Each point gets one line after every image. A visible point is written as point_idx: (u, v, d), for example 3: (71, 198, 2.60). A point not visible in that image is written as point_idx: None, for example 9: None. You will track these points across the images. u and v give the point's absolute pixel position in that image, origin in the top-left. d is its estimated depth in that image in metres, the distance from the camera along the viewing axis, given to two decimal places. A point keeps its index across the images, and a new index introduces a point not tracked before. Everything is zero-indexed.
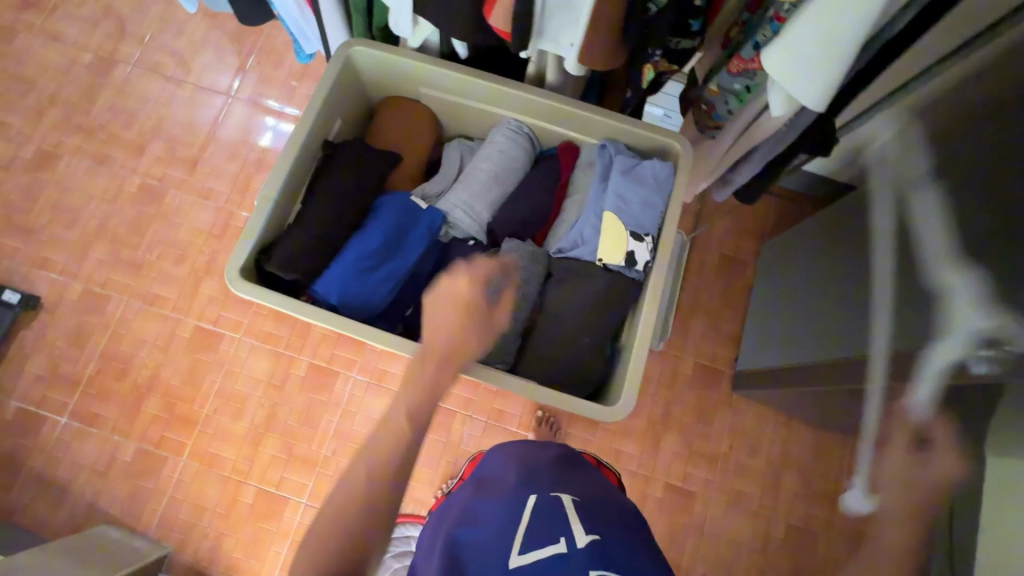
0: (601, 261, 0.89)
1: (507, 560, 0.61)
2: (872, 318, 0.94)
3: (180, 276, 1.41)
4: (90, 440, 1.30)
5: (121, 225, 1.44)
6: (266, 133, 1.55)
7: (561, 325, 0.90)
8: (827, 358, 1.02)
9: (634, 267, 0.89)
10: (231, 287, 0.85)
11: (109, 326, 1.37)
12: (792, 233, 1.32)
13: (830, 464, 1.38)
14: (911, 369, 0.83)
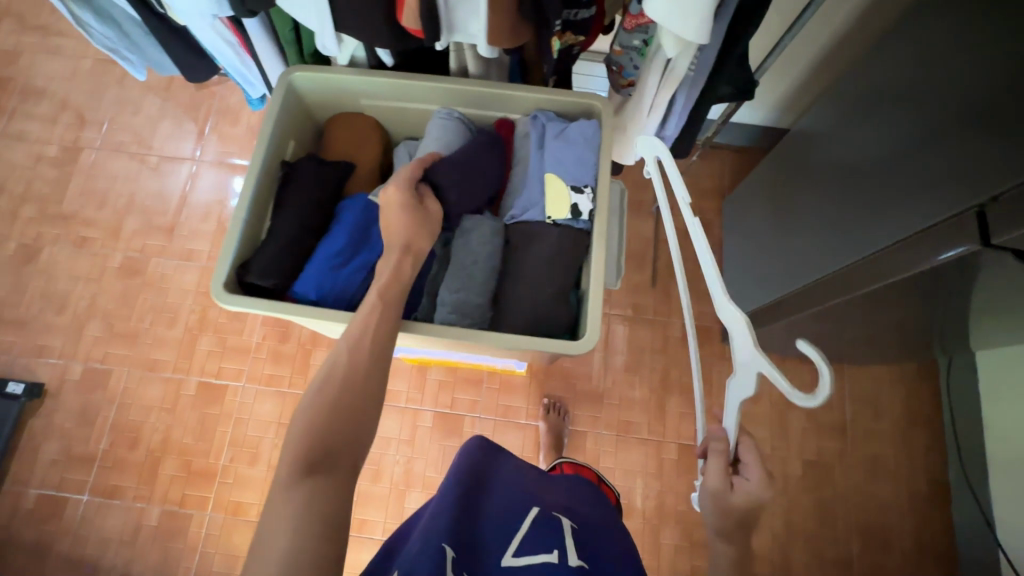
0: (550, 218, 0.86)
1: (501, 558, 0.64)
2: (863, 218, 0.96)
3: (175, 337, 1.46)
4: (114, 511, 1.33)
5: (110, 300, 1.49)
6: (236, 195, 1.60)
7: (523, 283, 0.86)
8: (826, 272, 1.05)
9: (580, 219, 0.86)
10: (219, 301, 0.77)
11: (115, 399, 1.41)
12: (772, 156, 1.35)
13: (830, 393, 1.42)
14: (904, 255, 0.85)
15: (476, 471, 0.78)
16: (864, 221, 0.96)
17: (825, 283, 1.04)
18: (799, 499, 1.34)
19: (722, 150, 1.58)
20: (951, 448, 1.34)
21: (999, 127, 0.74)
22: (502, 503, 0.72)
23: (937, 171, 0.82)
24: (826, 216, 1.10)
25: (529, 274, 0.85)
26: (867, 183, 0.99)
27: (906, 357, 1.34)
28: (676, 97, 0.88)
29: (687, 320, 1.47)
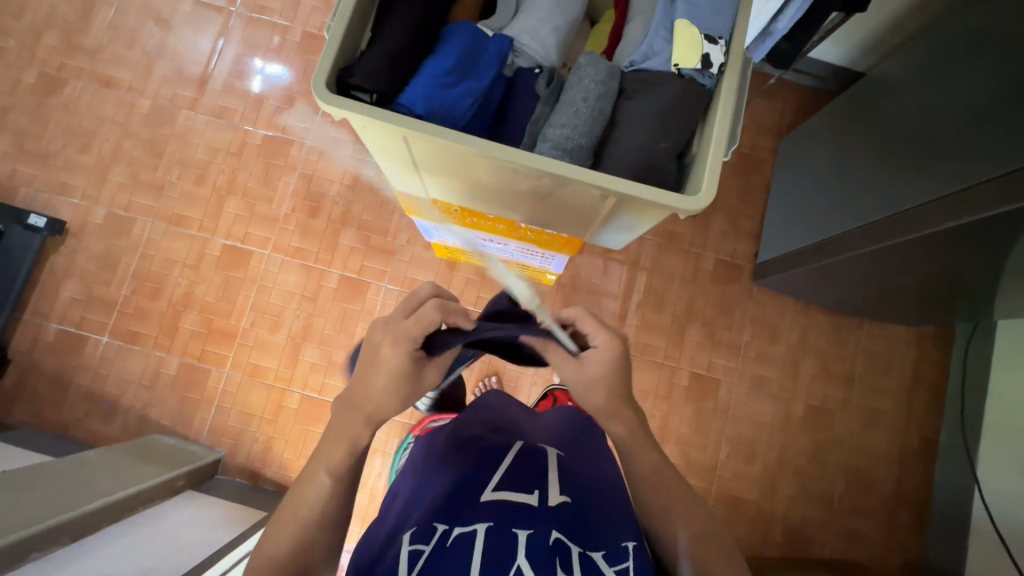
0: (676, 66, 0.68)
1: (480, 494, 0.59)
2: (912, 180, 1.01)
3: (202, 195, 1.42)
4: (134, 356, 1.35)
5: (136, 148, 1.44)
6: (255, 77, 1.48)
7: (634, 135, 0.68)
8: (864, 223, 1.10)
9: (708, 73, 0.68)
10: (320, 98, 0.57)
11: (139, 248, 1.40)
12: (808, 125, 1.39)
13: (845, 347, 1.44)
14: (951, 210, 0.90)
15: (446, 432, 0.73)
16: (910, 177, 1.02)
17: (886, 224, 1.04)
18: (795, 437, 1.40)
19: (788, 85, 1.50)
20: (950, 410, 1.39)
21: None
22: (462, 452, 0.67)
23: (996, 136, 0.88)
24: (893, 155, 1.08)
25: (639, 124, 0.68)
26: (917, 136, 1.04)
27: (925, 320, 1.36)
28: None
29: (721, 256, 1.46)
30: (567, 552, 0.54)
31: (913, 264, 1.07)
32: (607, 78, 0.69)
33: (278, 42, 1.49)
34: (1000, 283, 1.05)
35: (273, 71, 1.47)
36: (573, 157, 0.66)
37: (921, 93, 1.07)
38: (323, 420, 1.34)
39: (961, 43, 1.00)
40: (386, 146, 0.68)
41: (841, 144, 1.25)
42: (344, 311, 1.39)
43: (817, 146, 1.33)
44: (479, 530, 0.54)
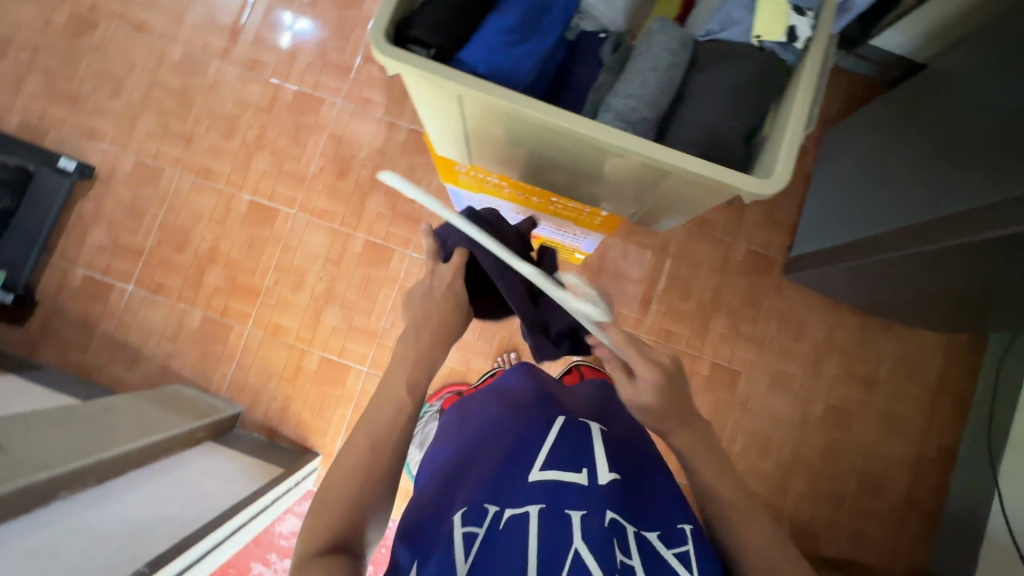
0: (757, 38, 0.65)
1: (527, 474, 0.59)
2: (970, 180, 0.95)
3: (231, 150, 1.41)
4: (158, 307, 1.36)
5: (167, 96, 1.42)
6: (283, 33, 1.44)
7: (704, 109, 0.65)
8: (909, 224, 1.04)
9: (791, 47, 0.64)
10: (379, 50, 0.55)
11: (166, 199, 1.39)
12: (857, 116, 1.32)
13: (873, 349, 1.41)
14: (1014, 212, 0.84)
15: (478, 407, 0.73)
16: (968, 177, 0.96)
17: (932, 225, 0.99)
18: (813, 435, 1.39)
19: (841, 72, 1.43)
20: (976, 420, 1.36)
21: None
22: (502, 426, 0.67)
23: None
24: (949, 151, 1.02)
25: (710, 98, 0.65)
26: (977, 134, 0.98)
27: (960, 327, 1.31)
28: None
29: (753, 246, 1.42)
30: (623, 534, 0.55)
31: (961, 270, 1.02)
32: (679, 47, 0.65)
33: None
34: None
35: (303, 27, 1.44)
36: (637, 129, 0.63)
37: (986, 89, 1.00)
38: (342, 383, 1.35)
39: None
40: (439, 105, 0.66)
41: (889, 138, 1.19)
42: (367, 277, 1.38)
43: (864, 137, 1.27)
44: (531, 511, 0.55)
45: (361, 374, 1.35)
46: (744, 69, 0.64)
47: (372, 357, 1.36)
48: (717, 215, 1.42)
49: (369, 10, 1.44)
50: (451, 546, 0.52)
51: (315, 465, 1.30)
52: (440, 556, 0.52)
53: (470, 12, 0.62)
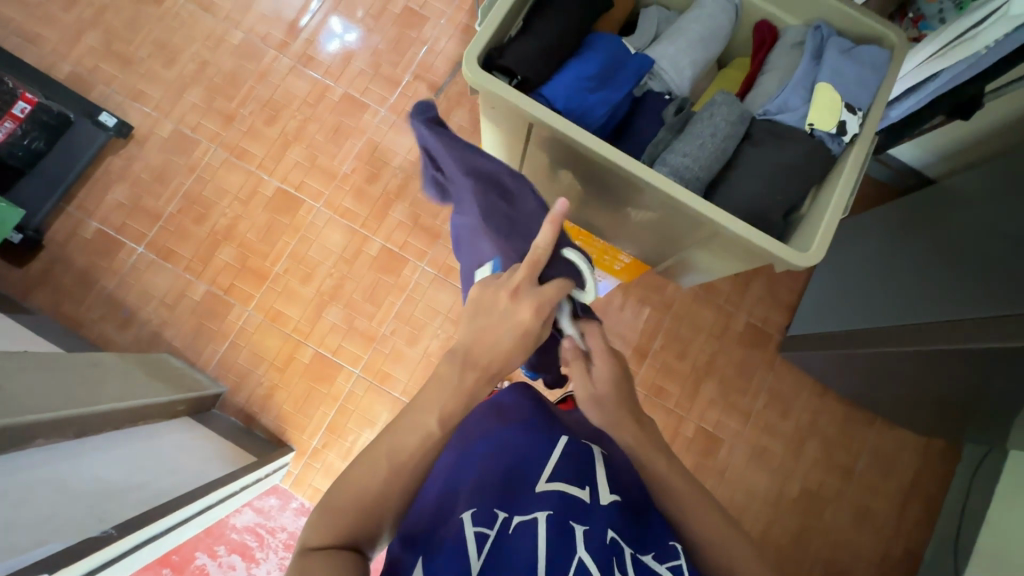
0: (808, 127, 0.70)
1: (534, 483, 0.61)
2: (968, 292, 1.00)
3: (269, 136, 1.44)
4: (163, 273, 1.35)
5: (218, 75, 1.46)
6: (332, 40, 1.50)
7: (752, 180, 0.70)
8: (905, 321, 1.09)
9: (839, 140, 0.70)
10: (470, 72, 0.60)
11: (195, 170, 1.41)
12: (865, 216, 1.40)
13: (853, 439, 1.43)
14: (1004, 326, 0.89)
15: (473, 419, 0.72)
16: (966, 289, 1.01)
17: (921, 328, 1.05)
18: (785, 515, 1.39)
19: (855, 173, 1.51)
20: (942, 528, 1.38)
21: None
22: (505, 444, 0.66)
23: None
24: (952, 265, 1.07)
25: (757, 172, 0.70)
26: (984, 249, 1.03)
27: (939, 432, 1.35)
28: (941, 75, 0.78)
29: (753, 320, 1.47)
30: (622, 553, 0.57)
31: (948, 375, 1.06)
32: (736, 121, 0.71)
33: (378, 10, 1.51)
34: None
35: (349, 42, 1.50)
36: (688, 186, 0.68)
37: (994, 211, 1.06)
38: (330, 381, 1.33)
39: None
40: (511, 127, 0.71)
41: (896, 240, 1.25)
42: (377, 281, 1.39)
43: (869, 236, 1.34)
44: (540, 519, 0.57)
45: (352, 375, 1.34)
46: (794, 150, 0.69)
47: (365, 361, 1.36)
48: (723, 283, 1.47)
49: (428, 33, 1.50)
50: (461, 545, 0.54)
51: (287, 461, 1.27)
52: (449, 552, 0.53)
53: (556, 53, 0.68)
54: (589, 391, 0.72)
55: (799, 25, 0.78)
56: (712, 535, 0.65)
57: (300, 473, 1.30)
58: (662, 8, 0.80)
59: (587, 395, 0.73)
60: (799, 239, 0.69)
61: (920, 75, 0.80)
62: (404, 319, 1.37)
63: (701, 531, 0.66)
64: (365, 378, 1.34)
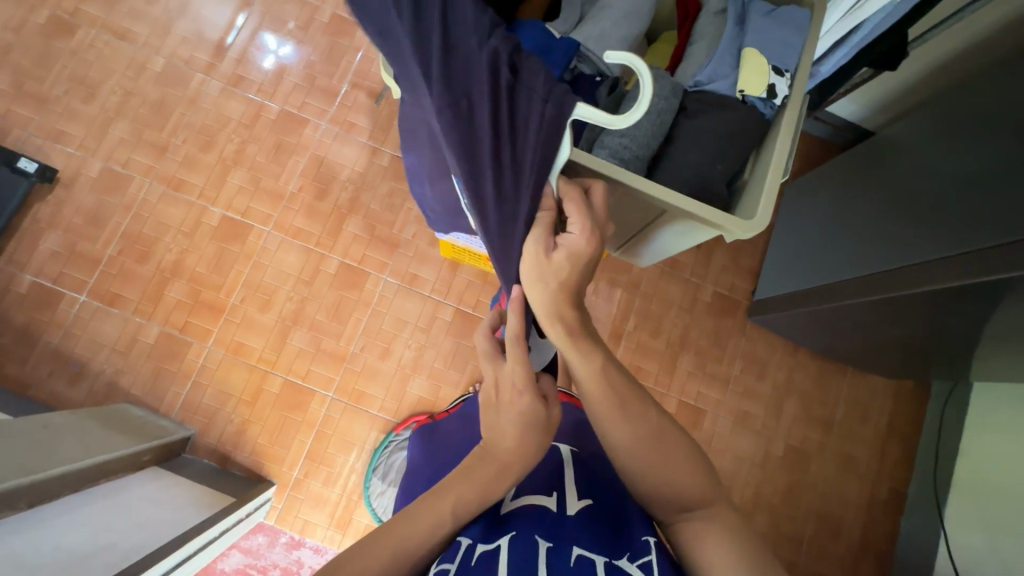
0: (739, 94, 0.71)
1: (499, 505, 0.61)
2: (918, 238, 1.03)
3: (207, 163, 1.38)
4: (111, 320, 1.29)
5: (143, 105, 1.39)
6: (268, 56, 1.45)
7: (692, 152, 0.71)
8: (864, 273, 1.12)
9: (770, 103, 0.70)
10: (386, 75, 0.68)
11: (131, 208, 1.34)
12: (813, 174, 1.43)
13: (827, 391, 1.47)
14: (956, 269, 0.92)
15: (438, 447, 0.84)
16: (916, 235, 1.04)
17: (884, 275, 1.06)
18: (773, 476, 1.42)
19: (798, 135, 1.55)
20: (920, 465, 1.43)
21: None
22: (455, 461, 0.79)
23: (1001, 208, 0.90)
24: (902, 211, 1.10)
25: (696, 145, 0.70)
26: (928, 195, 1.06)
27: (905, 373, 1.40)
28: (865, 25, 0.78)
29: (719, 289, 1.48)
30: (593, 565, 0.54)
31: (909, 318, 1.09)
32: (668, 95, 0.71)
33: (304, 21, 1.46)
34: (994, 347, 1.07)
35: (288, 52, 1.45)
36: (629, 165, 0.70)
37: (934, 157, 1.09)
38: (304, 408, 1.29)
39: (974, 118, 1.04)
40: None
41: (844, 195, 1.29)
42: (340, 299, 1.35)
43: (818, 194, 1.38)
44: (502, 545, 0.54)
45: (326, 399, 1.30)
46: (730, 118, 0.70)
47: (337, 383, 1.32)
48: (686, 256, 1.48)
49: (360, 39, 1.47)
50: None
51: (269, 495, 1.23)
52: None
53: None
54: (537, 266, 0.62)
55: None
56: (650, 458, 0.59)
57: (284, 507, 1.26)
58: None
59: (535, 258, 0.62)
60: (745, 202, 0.70)
61: (843, 29, 0.80)
62: (373, 334, 1.34)
63: (638, 448, 0.60)
64: (340, 400, 1.31)
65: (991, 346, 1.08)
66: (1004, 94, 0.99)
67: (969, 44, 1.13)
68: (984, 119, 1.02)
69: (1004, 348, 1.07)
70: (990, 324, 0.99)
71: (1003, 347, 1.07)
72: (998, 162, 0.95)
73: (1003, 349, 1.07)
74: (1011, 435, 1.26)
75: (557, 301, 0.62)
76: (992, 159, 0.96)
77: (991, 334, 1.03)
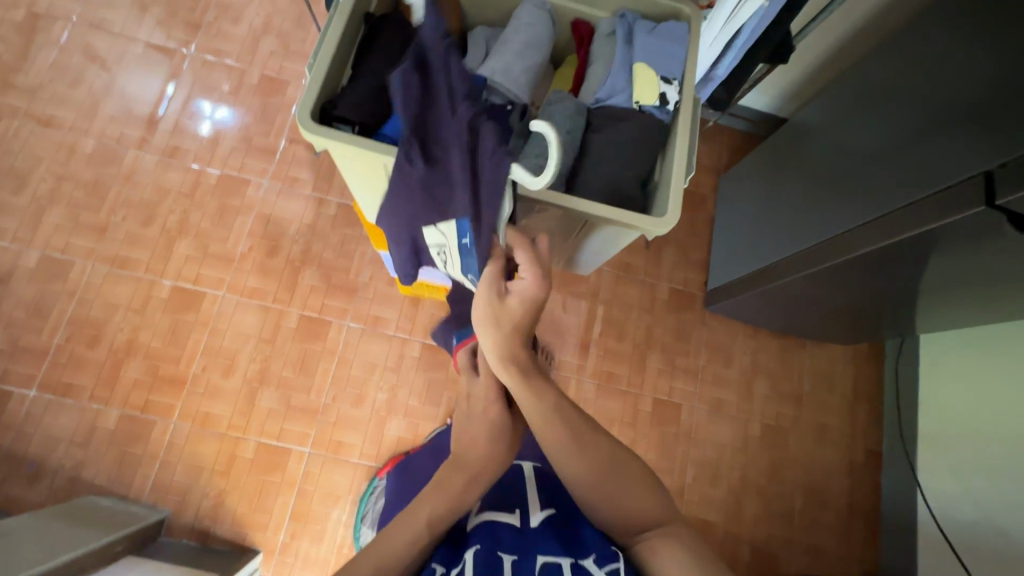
0: (636, 102, 0.76)
1: (464, 525, 0.63)
2: (840, 209, 1.10)
3: (150, 236, 1.36)
4: (66, 411, 1.24)
5: (77, 188, 1.37)
6: (203, 122, 1.46)
7: (604, 162, 0.75)
8: (801, 248, 1.18)
9: (666, 109, 0.76)
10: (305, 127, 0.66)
11: (76, 292, 1.31)
12: (741, 165, 1.52)
13: (792, 366, 1.53)
14: (877, 231, 0.97)
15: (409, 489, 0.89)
16: (837, 206, 1.11)
17: (819, 246, 1.12)
18: (755, 456, 1.46)
19: (722, 130, 1.64)
20: (888, 422, 1.50)
21: (976, 118, 0.86)
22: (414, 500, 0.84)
23: (903, 169, 0.97)
24: (823, 186, 1.18)
25: (606, 154, 0.75)
26: (842, 169, 1.14)
27: (859, 338, 1.47)
28: (747, 26, 0.83)
29: (674, 285, 1.54)
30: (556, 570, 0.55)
31: (847, 284, 1.15)
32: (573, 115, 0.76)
33: (233, 85, 1.48)
34: (929, 299, 1.15)
35: (223, 116, 1.46)
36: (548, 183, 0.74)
37: (842, 134, 1.18)
38: (282, 468, 1.26)
39: (869, 95, 1.13)
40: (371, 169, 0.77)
41: (772, 180, 1.37)
42: (304, 352, 1.34)
43: (749, 183, 1.46)
44: (465, 564, 0.56)
45: (303, 455, 1.28)
46: (633, 128, 0.75)
47: (313, 437, 1.30)
48: (638, 258, 1.54)
49: (292, 95, 1.49)
50: None
51: (255, 565, 1.19)
52: None
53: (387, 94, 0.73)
54: (490, 314, 0.67)
55: (608, 16, 0.84)
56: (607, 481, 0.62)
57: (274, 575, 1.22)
58: (486, 28, 0.85)
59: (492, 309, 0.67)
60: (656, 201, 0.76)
61: (727, 34, 0.85)
62: (343, 382, 1.33)
63: (592, 474, 0.63)
64: (317, 454, 1.28)
65: (926, 298, 1.15)
66: (893, 67, 1.08)
67: (853, 29, 1.23)
68: (877, 95, 1.11)
69: (937, 299, 1.15)
70: (920, 278, 1.06)
71: (936, 298, 1.15)
72: (894, 129, 1.03)
73: (936, 299, 1.15)
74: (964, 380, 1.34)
75: (508, 345, 0.67)
76: (890, 128, 1.04)
77: (923, 288, 1.11)
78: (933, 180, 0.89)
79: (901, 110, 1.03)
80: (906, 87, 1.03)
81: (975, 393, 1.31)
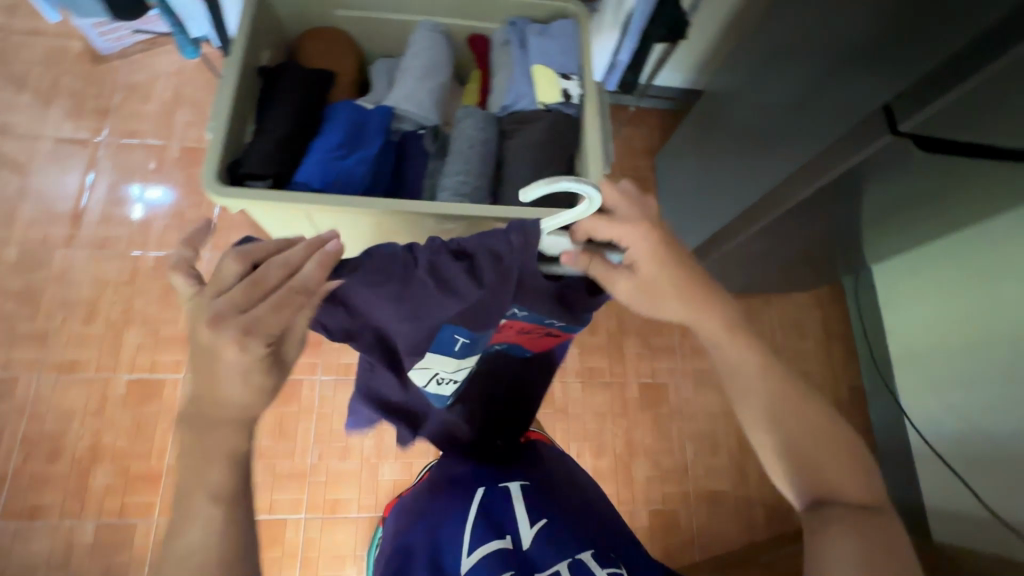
0: (541, 103, 0.77)
1: (454, 562, 0.61)
2: (771, 165, 1.13)
3: (96, 333, 1.30)
4: (37, 535, 1.16)
5: (7, 300, 1.31)
6: (134, 205, 1.41)
7: (524, 165, 0.75)
8: (745, 207, 1.22)
9: (570, 103, 0.78)
10: (213, 190, 0.64)
11: (26, 409, 1.24)
12: (673, 142, 1.56)
13: (762, 323, 1.57)
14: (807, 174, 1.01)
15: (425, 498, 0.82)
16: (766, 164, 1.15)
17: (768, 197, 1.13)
18: None
19: (648, 113, 1.69)
20: (863, 355, 1.55)
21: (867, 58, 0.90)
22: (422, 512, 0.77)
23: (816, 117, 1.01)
24: (750, 145, 1.21)
25: (523, 158, 0.76)
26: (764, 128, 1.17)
27: (818, 281, 1.52)
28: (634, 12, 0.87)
29: None
30: None
31: (793, 233, 1.19)
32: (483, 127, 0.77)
33: (155, 163, 1.45)
34: (869, 231, 1.20)
35: (153, 195, 1.42)
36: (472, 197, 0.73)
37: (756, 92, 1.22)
38: (280, 540, 1.21)
39: (772, 53, 1.18)
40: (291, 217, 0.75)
41: (704, 150, 1.41)
42: (281, 416, 1.30)
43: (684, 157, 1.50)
44: None
45: (300, 522, 1.24)
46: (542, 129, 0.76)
47: (307, 501, 1.25)
48: None
49: None
50: None
51: None
52: None
53: (293, 140, 0.72)
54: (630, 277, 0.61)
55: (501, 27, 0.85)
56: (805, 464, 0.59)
57: None
58: (387, 59, 0.87)
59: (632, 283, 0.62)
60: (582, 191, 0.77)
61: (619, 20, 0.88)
62: (327, 438, 1.29)
63: (795, 446, 0.60)
64: (315, 517, 1.24)
65: (868, 230, 1.20)
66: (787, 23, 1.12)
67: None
68: (779, 52, 1.15)
69: (877, 229, 1.20)
70: (858, 213, 1.10)
71: (876, 229, 1.20)
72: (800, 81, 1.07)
73: (877, 230, 1.20)
74: (924, 300, 1.40)
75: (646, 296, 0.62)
76: (796, 81, 1.09)
77: (862, 222, 1.15)
78: (843, 120, 0.93)
79: (803, 63, 1.07)
80: (801, 36, 1.07)
81: (936, 310, 1.37)
